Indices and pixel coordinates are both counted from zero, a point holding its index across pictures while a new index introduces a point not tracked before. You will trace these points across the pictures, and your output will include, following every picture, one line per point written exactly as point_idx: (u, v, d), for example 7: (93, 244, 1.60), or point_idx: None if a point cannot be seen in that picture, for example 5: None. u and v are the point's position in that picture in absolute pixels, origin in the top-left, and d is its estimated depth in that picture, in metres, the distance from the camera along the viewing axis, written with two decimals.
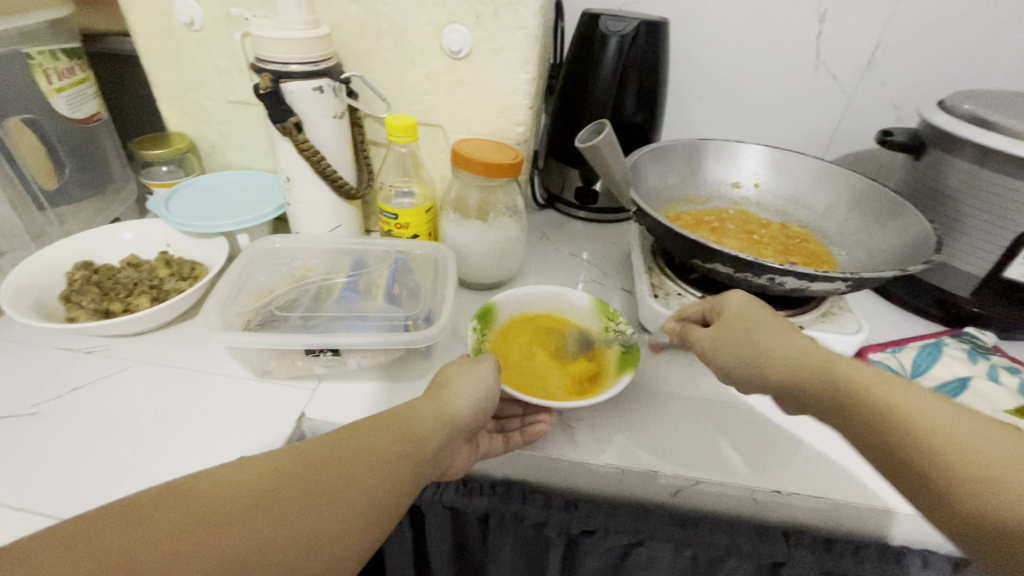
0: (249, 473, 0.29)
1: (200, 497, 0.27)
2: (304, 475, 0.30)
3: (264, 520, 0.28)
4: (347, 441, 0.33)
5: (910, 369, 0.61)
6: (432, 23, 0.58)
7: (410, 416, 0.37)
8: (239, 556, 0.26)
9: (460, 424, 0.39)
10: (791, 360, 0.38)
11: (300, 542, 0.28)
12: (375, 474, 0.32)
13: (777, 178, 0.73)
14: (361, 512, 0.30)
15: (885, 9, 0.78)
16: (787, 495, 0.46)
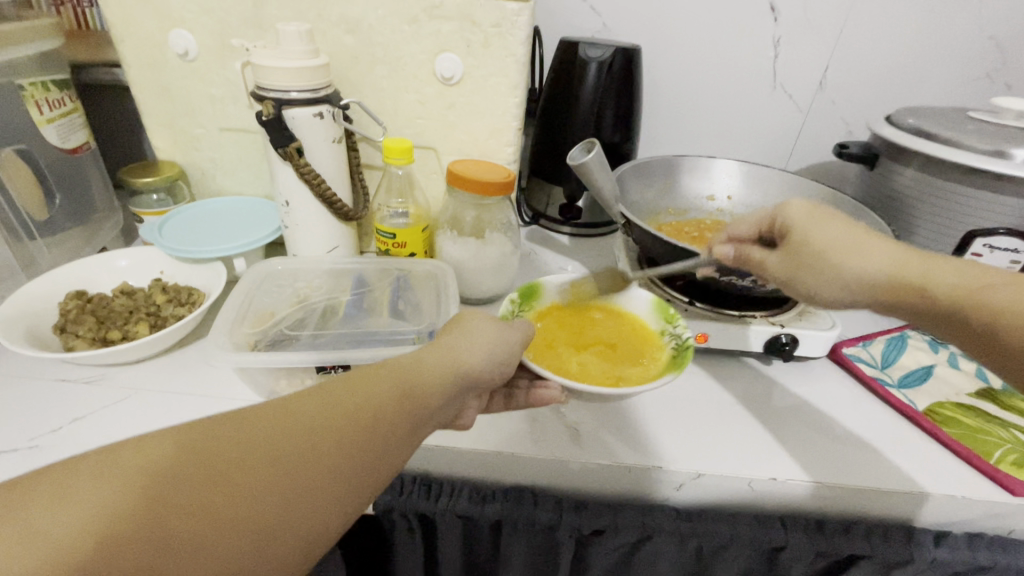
0: (226, 437, 0.26)
1: (170, 468, 0.25)
2: (289, 440, 0.27)
3: (267, 497, 0.26)
4: (340, 395, 0.30)
5: (879, 360, 0.66)
6: (425, 52, 0.61)
7: (415, 364, 0.35)
8: (246, 534, 0.25)
9: (470, 373, 0.37)
10: (871, 279, 0.42)
11: (288, 516, 0.26)
12: (382, 434, 0.30)
13: (748, 190, 0.79)
14: (355, 476, 0.29)
15: (832, 35, 0.86)
16: (782, 481, 0.50)
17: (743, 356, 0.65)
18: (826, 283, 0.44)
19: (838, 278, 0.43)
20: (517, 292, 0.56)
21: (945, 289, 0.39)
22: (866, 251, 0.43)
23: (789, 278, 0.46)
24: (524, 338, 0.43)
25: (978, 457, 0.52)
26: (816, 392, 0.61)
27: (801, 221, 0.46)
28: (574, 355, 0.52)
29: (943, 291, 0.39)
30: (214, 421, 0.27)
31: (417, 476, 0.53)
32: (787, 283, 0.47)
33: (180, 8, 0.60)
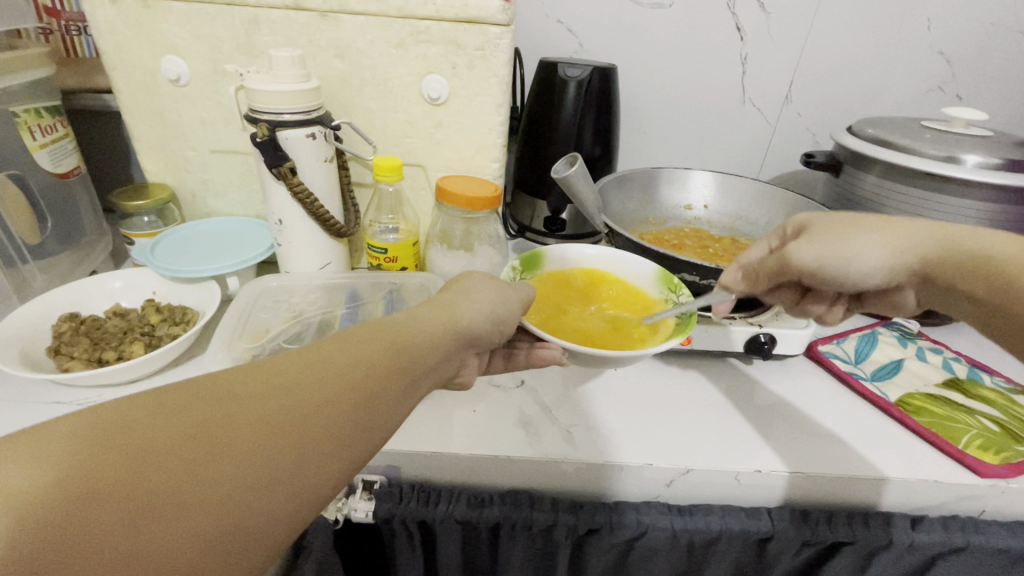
0: (210, 395, 0.25)
1: (150, 424, 0.23)
2: (277, 396, 0.27)
3: (275, 442, 0.25)
4: (336, 351, 0.30)
5: (853, 356, 0.69)
6: (413, 74, 0.64)
7: (402, 326, 0.35)
8: (258, 479, 0.24)
9: (459, 335, 0.38)
10: (899, 247, 0.45)
11: (278, 473, 0.25)
12: (383, 382, 0.31)
13: (723, 199, 0.83)
14: (346, 435, 0.28)
15: (794, 53, 0.91)
16: (767, 473, 0.52)
17: (725, 357, 0.68)
18: (858, 256, 0.46)
19: (867, 251, 0.46)
20: (518, 258, 0.58)
21: (963, 248, 0.42)
22: (887, 224, 0.46)
23: (817, 256, 0.47)
24: (520, 302, 0.46)
25: (947, 443, 0.56)
26: (795, 389, 0.64)
27: (824, 217, 0.50)
28: (579, 322, 0.54)
29: (962, 249, 0.42)
30: (195, 381, 0.26)
31: (415, 484, 0.54)
32: (814, 263, 0.48)
33: (173, 35, 0.62)
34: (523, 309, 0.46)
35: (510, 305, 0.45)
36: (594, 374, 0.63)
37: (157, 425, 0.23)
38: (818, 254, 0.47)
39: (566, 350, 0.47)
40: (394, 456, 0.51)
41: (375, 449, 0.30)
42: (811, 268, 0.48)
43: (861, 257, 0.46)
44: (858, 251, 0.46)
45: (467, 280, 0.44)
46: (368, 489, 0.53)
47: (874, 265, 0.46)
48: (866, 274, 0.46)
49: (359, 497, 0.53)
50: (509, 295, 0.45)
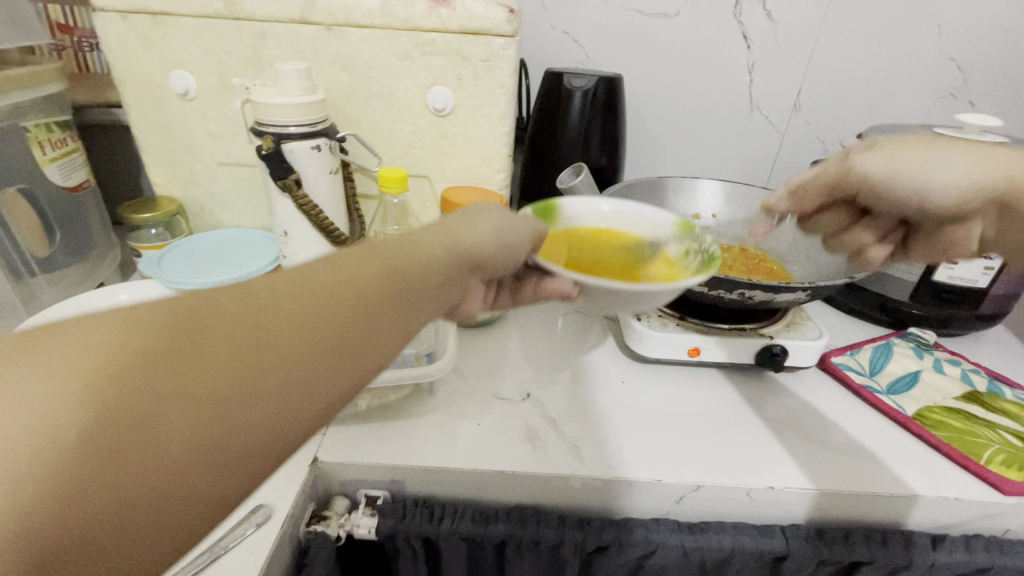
0: (188, 320, 0.23)
1: (126, 353, 0.22)
2: (254, 322, 0.24)
3: (262, 369, 0.24)
4: (329, 272, 0.28)
5: (869, 367, 0.67)
6: (418, 86, 0.64)
7: (398, 247, 0.32)
8: (244, 406, 0.23)
9: (466, 260, 0.36)
10: (989, 171, 0.45)
11: (254, 400, 0.23)
12: (381, 307, 0.28)
13: (731, 208, 0.82)
14: (332, 360, 0.26)
15: (804, 60, 0.91)
16: (781, 490, 0.51)
17: (736, 369, 0.66)
18: (942, 171, 0.46)
19: (954, 168, 0.46)
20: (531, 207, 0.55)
21: None
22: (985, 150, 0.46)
23: (886, 170, 0.48)
24: (530, 234, 0.43)
25: (967, 459, 0.54)
26: (808, 402, 0.62)
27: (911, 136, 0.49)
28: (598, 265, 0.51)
29: None
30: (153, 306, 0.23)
31: (419, 499, 0.53)
32: (881, 175, 0.48)
33: (182, 49, 0.63)
34: (531, 244, 0.42)
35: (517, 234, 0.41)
36: (602, 387, 0.62)
37: (120, 359, 0.21)
38: (885, 167, 0.48)
39: (578, 283, 0.46)
40: (399, 470, 0.51)
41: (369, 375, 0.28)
42: (877, 180, 0.48)
43: (937, 173, 0.46)
44: (932, 168, 0.46)
45: (475, 207, 0.41)
46: (370, 505, 0.52)
47: (949, 183, 0.46)
48: (942, 193, 0.46)
49: (361, 513, 0.51)
50: (514, 224, 0.42)
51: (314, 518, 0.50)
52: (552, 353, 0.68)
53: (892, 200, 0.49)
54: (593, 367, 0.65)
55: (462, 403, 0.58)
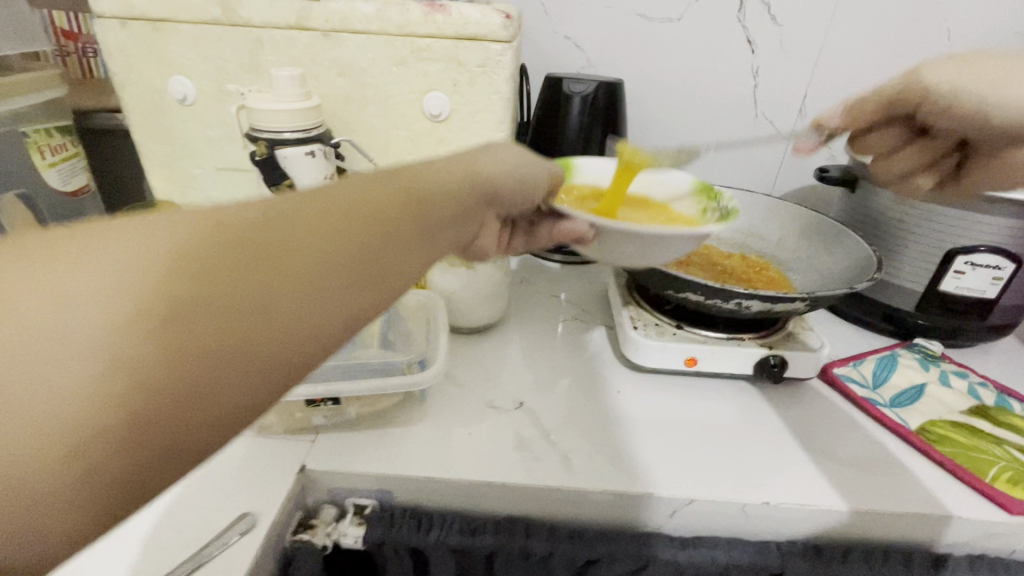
0: (232, 226, 0.24)
1: (181, 256, 0.23)
2: (297, 231, 0.25)
3: (309, 272, 0.25)
4: (359, 190, 0.29)
5: (872, 380, 0.65)
6: (414, 91, 0.64)
7: (417, 173, 0.33)
8: (297, 306, 0.24)
9: (480, 190, 0.38)
10: None
11: (284, 310, 0.24)
12: (410, 224, 0.30)
13: (733, 215, 0.80)
14: (366, 266, 0.27)
15: (810, 64, 0.89)
16: (775, 506, 0.50)
17: (734, 380, 0.65)
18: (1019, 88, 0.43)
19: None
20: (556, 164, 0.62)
21: None
22: None
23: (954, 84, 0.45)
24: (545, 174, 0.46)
25: (971, 476, 0.53)
26: (809, 415, 0.61)
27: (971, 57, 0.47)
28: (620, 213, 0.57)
29: None
30: (178, 216, 0.24)
31: (408, 509, 0.52)
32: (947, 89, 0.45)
33: (181, 55, 0.63)
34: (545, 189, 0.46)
35: (528, 180, 0.44)
36: (597, 397, 0.61)
37: (172, 263, 0.22)
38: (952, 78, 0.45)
39: (593, 225, 0.49)
40: (387, 479, 0.50)
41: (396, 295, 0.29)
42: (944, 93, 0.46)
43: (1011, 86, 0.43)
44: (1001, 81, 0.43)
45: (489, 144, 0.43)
46: (358, 514, 0.52)
47: None
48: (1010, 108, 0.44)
49: (349, 522, 0.51)
50: (525, 169, 0.43)
51: (301, 527, 0.50)
52: (548, 361, 0.67)
53: (947, 113, 0.46)
54: (589, 375, 0.65)
55: (455, 412, 0.58)
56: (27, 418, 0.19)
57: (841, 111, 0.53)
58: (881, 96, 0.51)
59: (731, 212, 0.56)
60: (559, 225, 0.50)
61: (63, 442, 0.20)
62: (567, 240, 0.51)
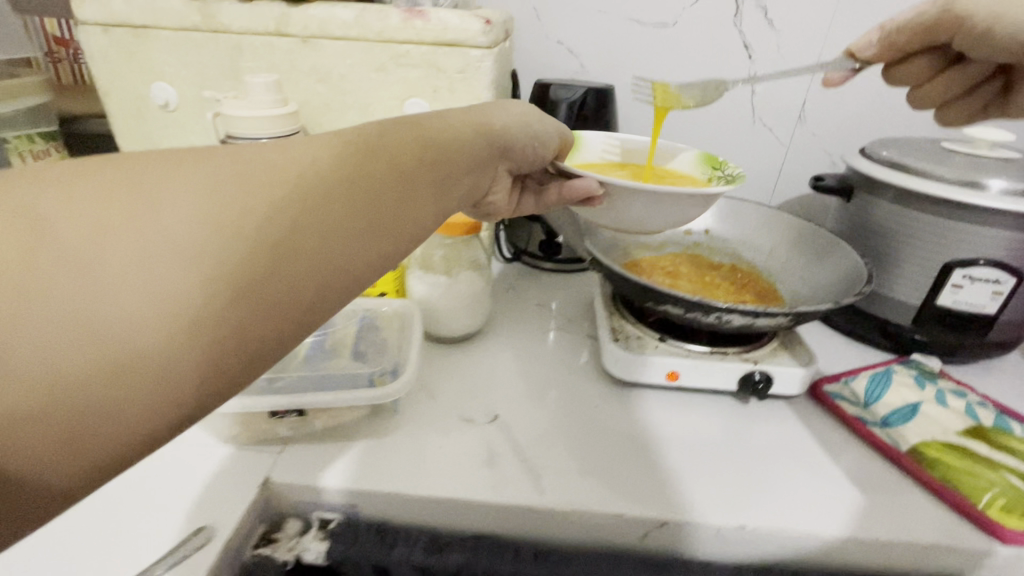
0: (296, 159, 0.29)
1: (259, 178, 0.27)
2: (349, 165, 0.30)
3: (362, 200, 0.30)
4: (392, 135, 0.34)
5: (863, 398, 0.62)
6: (394, 97, 0.63)
7: (436, 124, 0.38)
8: (354, 227, 0.29)
9: (490, 142, 0.43)
10: None
11: (338, 232, 0.29)
12: (433, 168, 0.35)
13: (723, 224, 0.79)
14: (403, 199, 0.32)
15: (809, 69, 0.87)
16: (751, 529, 0.48)
17: (719, 396, 0.63)
18: None
19: None
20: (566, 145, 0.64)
21: None
22: None
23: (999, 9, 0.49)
24: (555, 131, 0.52)
25: (963, 502, 0.50)
26: (794, 435, 0.59)
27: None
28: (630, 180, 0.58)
29: None
30: (225, 156, 0.27)
31: (373, 524, 0.51)
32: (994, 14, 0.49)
33: (162, 62, 0.63)
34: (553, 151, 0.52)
35: (536, 135, 0.49)
36: (575, 412, 0.60)
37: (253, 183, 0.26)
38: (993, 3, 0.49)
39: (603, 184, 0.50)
40: (351, 493, 0.49)
41: (408, 237, 0.33)
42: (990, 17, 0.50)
43: None
44: None
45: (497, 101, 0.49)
46: (322, 528, 0.51)
47: None
48: None
49: (311, 537, 0.50)
50: (525, 131, 0.47)
51: (263, 540, 0.49)
52: (528, 372, 0.65)
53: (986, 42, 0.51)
54: (569, 389, 0.63)
55: (428, 424, 0.56)
56: (145, 304, 0.23)
57: (876, 40, 0.55)
58: (915, 22, 0.54)
59: (738, 175, 0.57)
60: (566, 185, 0.51)
61: (174, 328, 0.23)
62: (575, 199, 0.52)
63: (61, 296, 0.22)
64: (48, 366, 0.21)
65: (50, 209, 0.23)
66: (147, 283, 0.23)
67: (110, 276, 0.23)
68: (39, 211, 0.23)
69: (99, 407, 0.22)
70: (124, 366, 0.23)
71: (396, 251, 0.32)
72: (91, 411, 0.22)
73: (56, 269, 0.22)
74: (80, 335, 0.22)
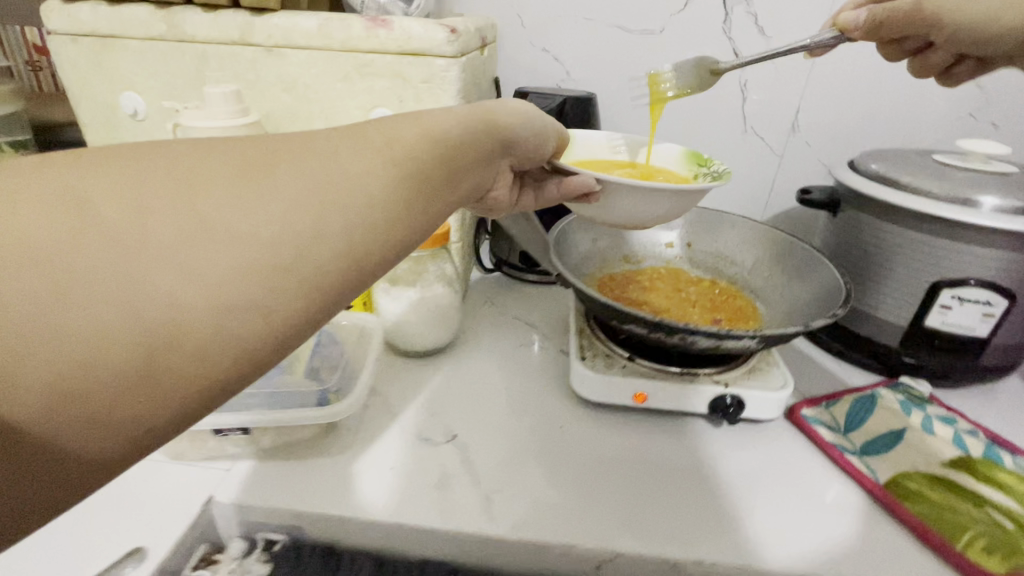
0: (319, 151, 0.29)
1: (285, 170, 0.27)
2: (371, 156, 0.30)
3: (385, 191, 0.30)
4: (412, 126, 0.33)
5: (843, 424, 0.60)
6: (360, 107, 0.62)
7: (454, 116, 0.37)
8: (378, 219, 0.29)
9: (501, 139, 0.43)
10: None
11: (364, 223, 0.28)
12: (450, 159, 0.35)
13: (706, 237, 0.76)
14: (422, 191, 0.32)
15: (802, 76, 0.84)
16: (709, 565, 0.45)
17: (690, 418, 0.61)
18: None
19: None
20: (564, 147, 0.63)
21: None
22: None
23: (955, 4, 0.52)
24: (554, 131, 0.52)
25: (941, 541, 0.47)
26: (767, 461, 0.56)
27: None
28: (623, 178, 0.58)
29: None
30: (251, 147, 0.27)
31: (319, 547, 0.50)
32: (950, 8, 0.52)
33: (130, 71, 0.63)
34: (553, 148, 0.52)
35: (540, 134, 0.49)
36: (538, 432, 0.58)
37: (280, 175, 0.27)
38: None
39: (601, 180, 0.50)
40: (295, 514, 0.48)
41: (426, 228, 0.33)
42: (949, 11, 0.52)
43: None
44: None
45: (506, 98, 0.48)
46: (267, 550, 0.49)
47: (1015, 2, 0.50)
48: None
49: (255, 559, 0.48)
50: (532, 126, 0.47)
51: (204, 561, 0.48)
52: (495, 389, 0.64)
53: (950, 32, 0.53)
54: (535, 408, 0.61)
55: (384, 442, 0.55)
56: (189, 292, 0.23)
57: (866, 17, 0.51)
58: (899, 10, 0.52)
59: (725, 170, 0.56)
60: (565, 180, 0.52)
61: (213, 317, 0.24)
62: (575, 194, 0.53)
63: (97, 274, 0.22)
64: (92, 346, 0.22)
65: (92, 196, 0.23)
66: (183, 269, 0.23)
67: (145, 258, 0.23)
68: (81, 192, 0.23)
69: (134, 385, 0.23)
70: (167, 349, 0.23)
71: (414, 240, 0.32)
72: (128, 388, 0.23)
73: (95, 249, 0.22)
74: (117, 314, 0.22)
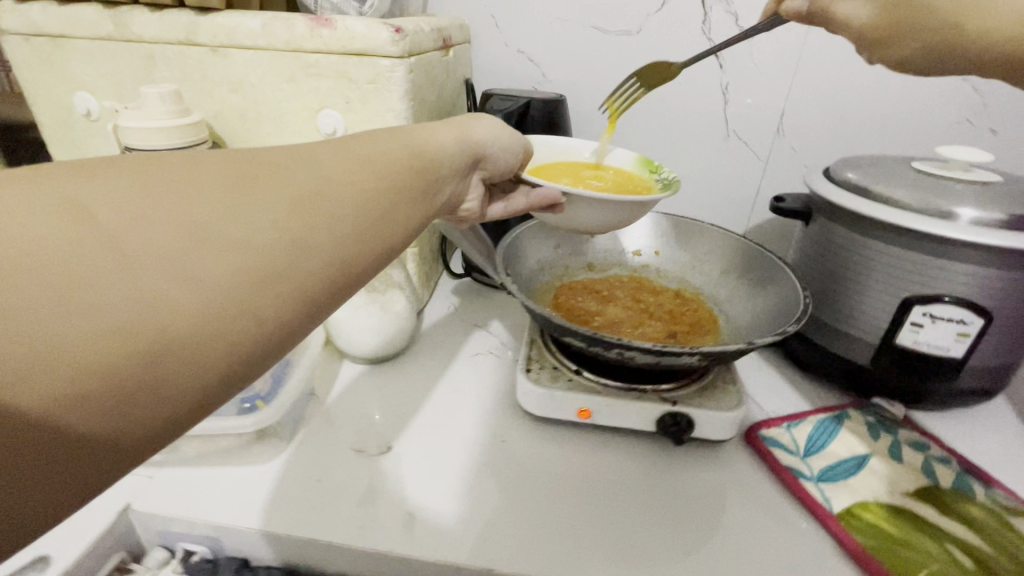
0: (302, 163, 0.29)
1: (272, 177, 0.27)
2: (353, 166, 0.30)
3: (370, 199, 0.30)
4: (386, 143, 0.34)
5: (804, 447, 0.57)
6: (307, 108, 0.61)
7: (425, 135, 0.38)
8: (366, 224, 0.29)
9: (473, 151, 0.44)
10: None
11: (355, 228, 0.29)
12: (426, 172, 0.36)
13: (675, 246, 0.73)
14: (403, 200, 0.32)
15: (784, 79, 0.81)
16: None
17: (641, 437, 0.58)
18: None
19: None
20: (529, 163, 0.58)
21: None
22: None
23: None
24: (521, 144, 0.51)
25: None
26: (718, 486, 0.53)
27: None
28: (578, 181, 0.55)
29: None
30: (235, 158, 0.27)
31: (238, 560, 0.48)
32: None
33: (82, 71, 0.63)
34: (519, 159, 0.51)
35: (510, 147, 0.48)
36: (479, 446, 0.56)
37: (270, 182, 0.27)
38: None
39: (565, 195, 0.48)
40: (212, 526, 0.47)
41: (404, 237, 0.33)
42: None
43: None
44: None
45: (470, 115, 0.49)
46: (185, 561, 0.48)
47: None
48: None
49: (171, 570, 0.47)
50: (503, 140, 0.47)
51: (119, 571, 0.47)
52: (442, 400, 0.62)
53: None
54: (481, 420, 0.59)
55: (316, 453, 0.53)
56: (193, 291, 0.22)
57: None
58: None
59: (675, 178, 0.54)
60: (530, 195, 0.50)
61: (219, 318, 0.23)
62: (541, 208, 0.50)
63: (98, 279, 0.21)
64: (92, 348, 0.20)
65: (90, 201, 0.22)
66: (189, 272, 0.23)
67: (147, 264, 0.22)
68: (81, 199, 0.22)
69: (146, 389, 0.21)
70: (173, 351, 0.22)
71: (399, 249, 0.32)
72: (128, 398, 0.21)
73: (98, 252, 0.21)
74: (122, 319, 0.21)
